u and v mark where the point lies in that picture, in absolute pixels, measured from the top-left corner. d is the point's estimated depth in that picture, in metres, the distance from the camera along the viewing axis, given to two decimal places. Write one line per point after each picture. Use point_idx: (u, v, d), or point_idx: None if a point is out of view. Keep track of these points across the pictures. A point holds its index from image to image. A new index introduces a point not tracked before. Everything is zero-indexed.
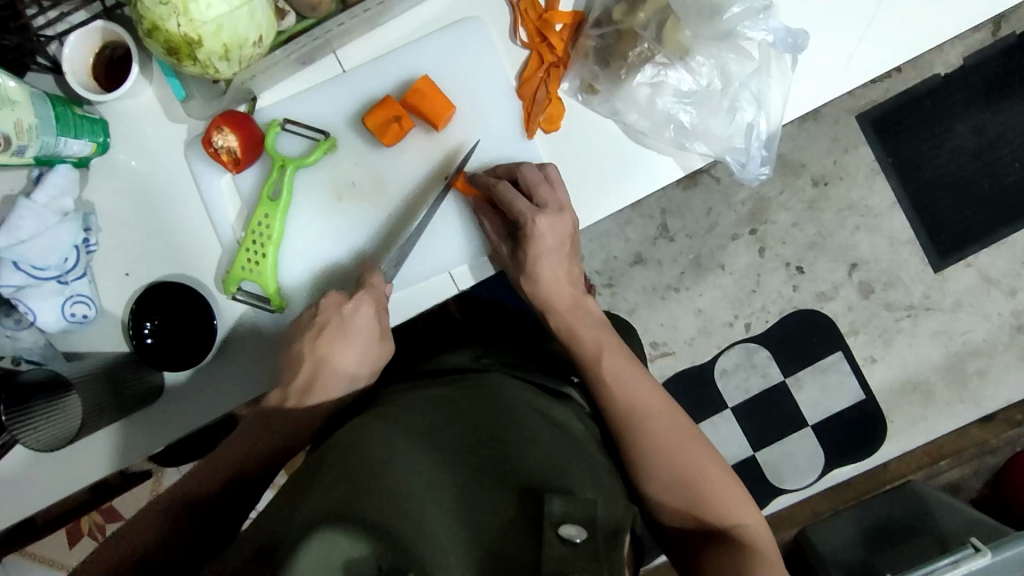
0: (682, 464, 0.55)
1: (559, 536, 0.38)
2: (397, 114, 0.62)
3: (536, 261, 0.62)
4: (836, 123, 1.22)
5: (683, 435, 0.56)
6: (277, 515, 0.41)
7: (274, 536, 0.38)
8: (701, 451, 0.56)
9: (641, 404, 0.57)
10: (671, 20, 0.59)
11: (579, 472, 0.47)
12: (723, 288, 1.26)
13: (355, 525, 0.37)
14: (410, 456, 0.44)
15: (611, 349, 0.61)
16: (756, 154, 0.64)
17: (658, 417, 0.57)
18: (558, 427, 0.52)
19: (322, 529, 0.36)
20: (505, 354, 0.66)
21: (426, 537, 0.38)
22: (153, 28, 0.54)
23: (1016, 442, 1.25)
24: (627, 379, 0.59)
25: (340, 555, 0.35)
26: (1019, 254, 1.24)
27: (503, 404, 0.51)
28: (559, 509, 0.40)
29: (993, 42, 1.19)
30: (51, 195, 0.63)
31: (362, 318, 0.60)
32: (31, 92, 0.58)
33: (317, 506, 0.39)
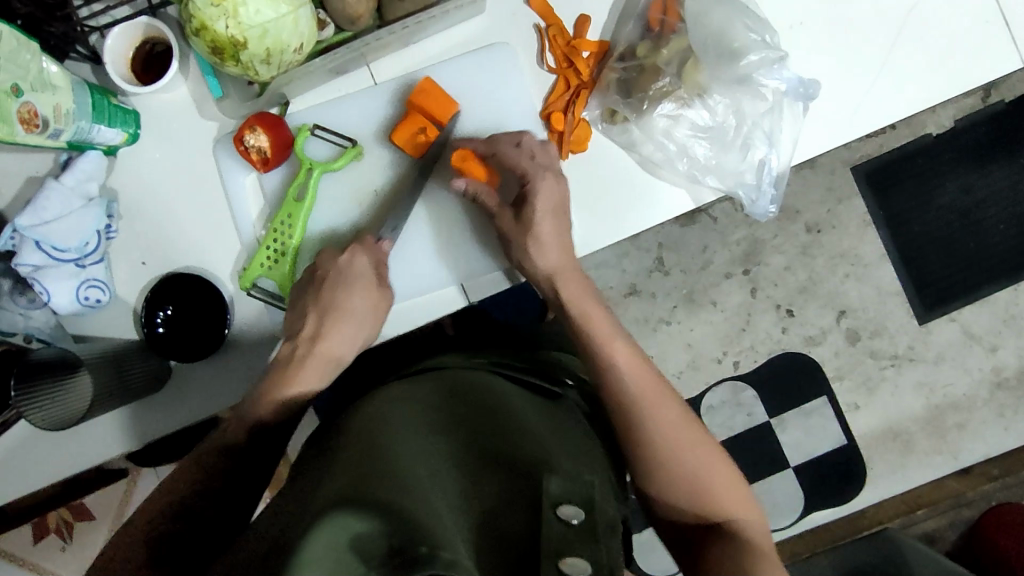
0: (682, 452, 0.54)
1: (556, 516, 0.38)
2: (423, 126, 0.65)
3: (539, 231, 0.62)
4: (832, 173, 1.27)
5: (689, 425, 0.56)
6: (284, 517, 0.42)
7: (282, 533, 0.39)
8: (701, 434, 0.56)
9: (652, 390, 0.56)
10: (691, 60, 0.63)
11: (571, 462, 0.48)
12: (713, 325, 1.28)
13: (359, 508, 0.38)
14: (410, 450, 0.45)
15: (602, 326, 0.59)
16: (766, 191, 0.68)
17: (667, 408, 0.56)
18: (556, 427, 0.53)
19: (333, 514, 0.37)
20: (501, 356, 0.67)
21: (430, 518, 0.38)
22: (202, 28, 0.56)
23: (990, 496, 1.28)
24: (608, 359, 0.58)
25: (344, 536, 0.35)
26: (1000, 312, 1.28)
27: (498, 406, 0.53)
28: (558, 488, 0.40)
29: (983, 107, 1.25)
30: (78, 179, 0.65)
31: (357, 267, 0.62)
32: (72, 79, 0.60)
33: (323, 500, 0.40)
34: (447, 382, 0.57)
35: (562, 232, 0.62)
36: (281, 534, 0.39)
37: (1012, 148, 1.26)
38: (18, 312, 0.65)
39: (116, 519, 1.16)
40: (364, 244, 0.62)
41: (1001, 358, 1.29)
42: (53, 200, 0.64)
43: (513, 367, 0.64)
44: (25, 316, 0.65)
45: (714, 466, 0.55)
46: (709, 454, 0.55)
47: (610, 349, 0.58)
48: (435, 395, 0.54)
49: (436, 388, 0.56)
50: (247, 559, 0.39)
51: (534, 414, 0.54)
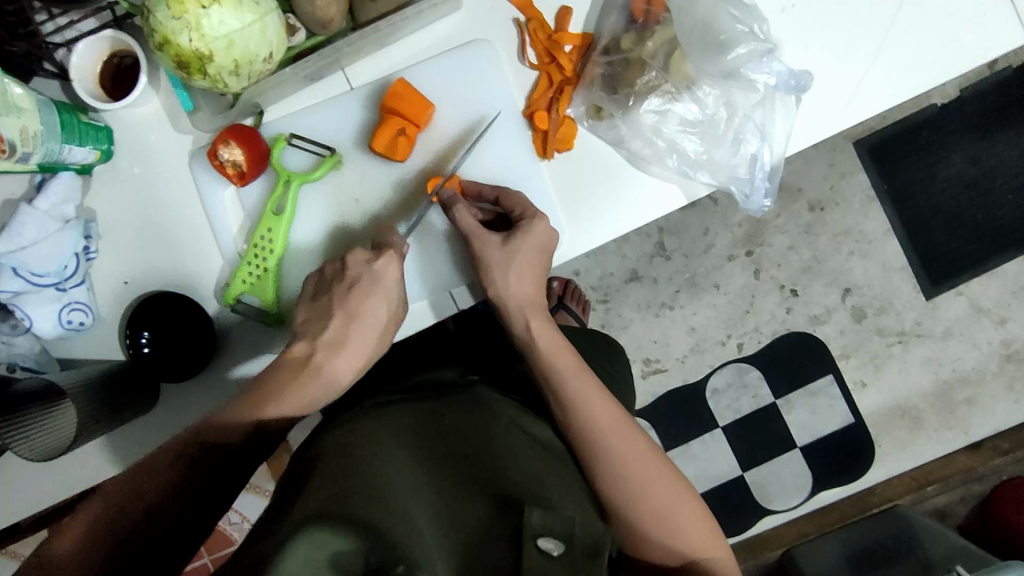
0: (641, 473, 0.55)
1: (537, 549, 0.39)
2: (402, 129, 0.62)
3: (517, 266, 0.60)
4: (834, 149, 1.24)
5: (648, 454, 0.57)
6: (265, 521, 0.42)
7: (262, 537, 0.40)
8: (658, 459, 0.57)
9: (609, 425, 0.56)
10: (677, 52, 0.60)
11: (554, 479, 0.49)
12: (716, 308, 1.27)
13: (340, 525, 0.39)
14: (396, 458, 0.46)
15: (563, 359, 0.59)
16: (760, 185, 0.65)
17: (625, 438, 0.56)
18: (539, 440, 0.54)
19: (312, 530, 0.38)
20: (492, 367, 0.66)
21: (413, 538, 0.40)
22: (165, 42, 0.54)
23: (1001, 470, 1.27)
24: (590, 402, 0.57)
25: (327, 552, 0.37)
26: (1009, 284, 1.26)
27: (484, 410, 0.53)
28: (539, 521, 0.41)
29: (990, 75, 1.21)
30: (53, 203, 0.64)
31: (390, 275, 0.59)
32: (38, 99, 0.58)
33: (305, 506, 0.41)
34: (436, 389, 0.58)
35: (532, 274, 0.61)
36: (262, 537, 0.40)
37: (1020, 116, 1.22)
38: (2, 339, 0.63)
39: None
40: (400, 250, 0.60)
41: (1011, 331, 1.27)
42: (29, 225, 0.62)
43: (507, 386, 0.63)
44: (8, 342, 0.63)
45: (669, 491, 0.56)
46: (667, 482, 0.56)
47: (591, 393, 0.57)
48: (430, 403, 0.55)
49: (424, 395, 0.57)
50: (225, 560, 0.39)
51: (521, 423, 0.55)
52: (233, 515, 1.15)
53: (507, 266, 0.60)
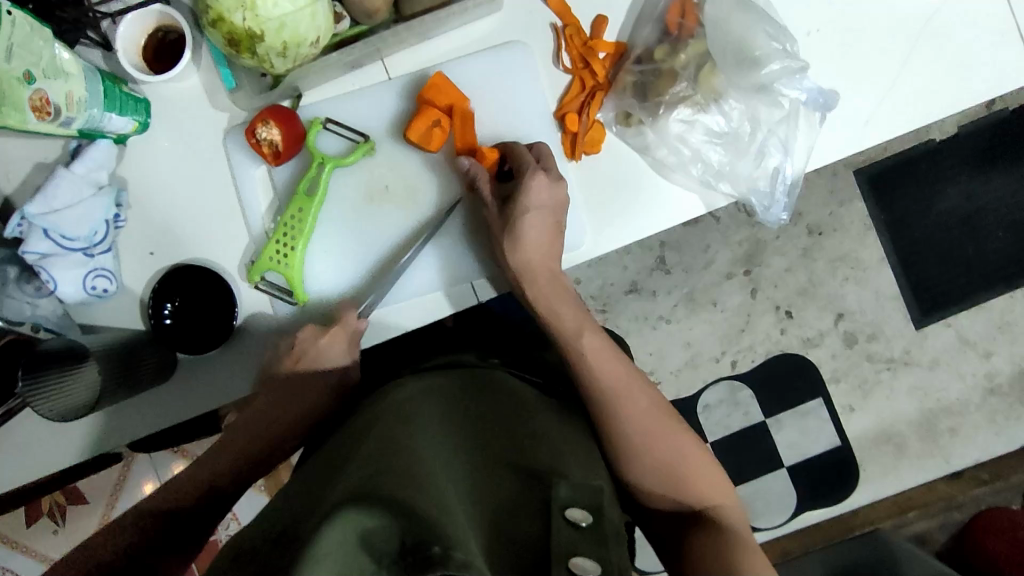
0: (647, 422, 0.58)
1: (566, 521, 0.40)
2: (438, 121, 0.64)
3: (527, 222, 0.62)
4: (835, 176, 1.27)
5: (653, 407, 0.59)
6: (300, 509, 0.42)
7: (296, 528, 0.39)
8: (665, 415, 0.59)
9: (621, 382, 0.59)
10: (708, 65, 0.63)
11: (577, 466, 0.50)
12: (713, 324, 1.29)
13: (375, 506, 0.37)
14: (419, 443, 0.46)
15: (576, 317, 0.63)
16: (779, 199, 0.68)
17: (636, 397, 0.59)
18: (560, 433, 0.55)
19: (347, 511, 0.36)
20: (506, 360, 0.68)
21: (448, 511, 0.39)
22: (218, 19, 0.55)
23: (980, 500, 1.30)
24: (604, 364, 0.60)
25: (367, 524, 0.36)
26: (996, 319, 1.29)
27: (502, 404, 0.55)
28: (566, 495, 0.43)
29: (987, 115, 1.26)
30: (88, 168, 0.64)
31: (335, 351, 0.63)
32: (84, 66, 0.59)
33: (341, 490, 0.41)
34: (460, 379, 0.59)
35: (546, 224, 0.63)
36: (298, 524, 0.40)
37: (1013, 157, 1.26)
38: (26, 300, 0.63)
39: (112, 502, 1.18)
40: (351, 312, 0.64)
41: (995, 364, 1.30)
42: (64, 188, 0.63)
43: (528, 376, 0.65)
44: (33, 304, 0.64)
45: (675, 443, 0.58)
46: (679, 438, 0.58)
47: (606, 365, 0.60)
48: (448, 392, 0.56)
49: (447, 384, 0.58)
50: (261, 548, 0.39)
51: (544, 416, 0.56)
52: None
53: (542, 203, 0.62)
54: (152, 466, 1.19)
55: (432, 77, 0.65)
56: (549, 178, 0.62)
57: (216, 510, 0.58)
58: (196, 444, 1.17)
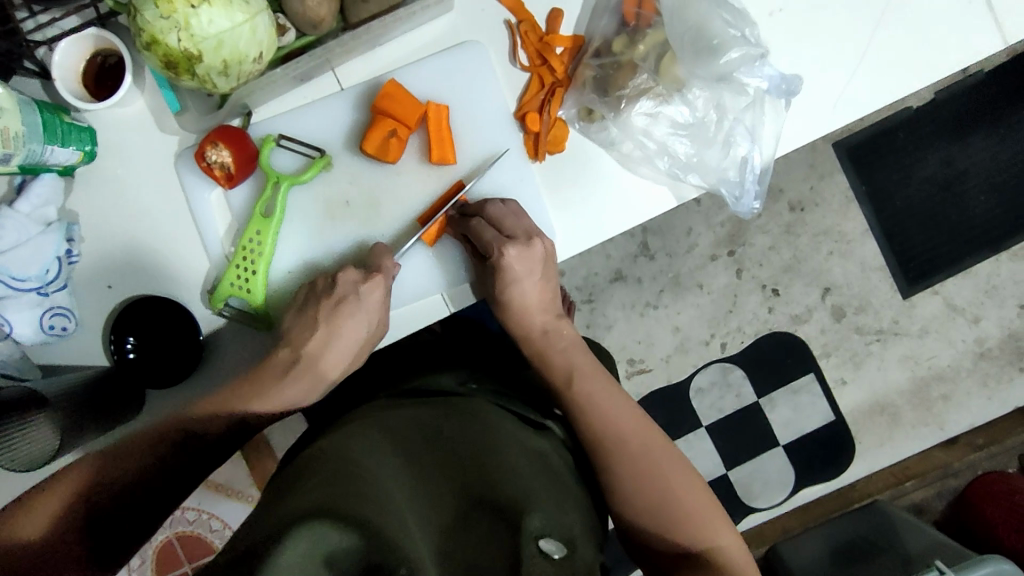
0: (645, 465, 0.57)
1: (538, 550, 0.41)
2: (393, 130, 0.62)
3: (513, 291, 0.63)
4: (814, 150, 1.26)
5: (655, 445, 0.58)
6: (258, 517, 0.43)
7: (253, 534, 0.40)
8: (669, 452, 0.58)
9: (614, 416, 0.59)
10: (669, 53, 0.61)
11: (549, 489, 0.49)
12: (700, 307, 1.28)
13: (335, 526, 0.39)
14: (388, 467, 0.47)
15: (581, 360, 0.63)
16: (749, 187, 0.66)
17: (629, 424, 0.59)
18: (535, 453, 0.54)
19: (305, 527, 0.38)
20: (494, 378, 0.67)
21: (409, 539, 0.40)
22: (153, 42, 0.53)
23: (976, 465, 1.30)
24: (603, 402, 0.60)
25: (322, 549, 0.37)
26: (982, 283, 1.29)
27: (478, 420, 0.55)
28: (539, 525, 0.43)
29: (963, 78, 1.24)
30: (34, 204, 0.61)
31: (373, 300, 0.61)
32: (19, 99, 0.56)
33: (299, 502, 0.41)
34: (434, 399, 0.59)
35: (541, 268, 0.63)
36: (254, 531, 0.40)
37: (992, 119, 1.25)
38: None
39: None
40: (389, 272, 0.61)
41: (985, 328, 1.30)
42: (9, 228, 0.60)
43: (507, 394, 0.64)
44: None
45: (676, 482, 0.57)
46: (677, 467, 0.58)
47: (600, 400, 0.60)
48: (423, 414, 0.56)
49: (419, 404, 0.58)
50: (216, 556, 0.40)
51: (517, 432, 0.56)
52: (214, 522, 1.13)
53: (531, 272, 0.62)
54: None
55: (385, 85, 0.63)
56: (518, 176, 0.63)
57: (152, 507, 0.51)
58: None
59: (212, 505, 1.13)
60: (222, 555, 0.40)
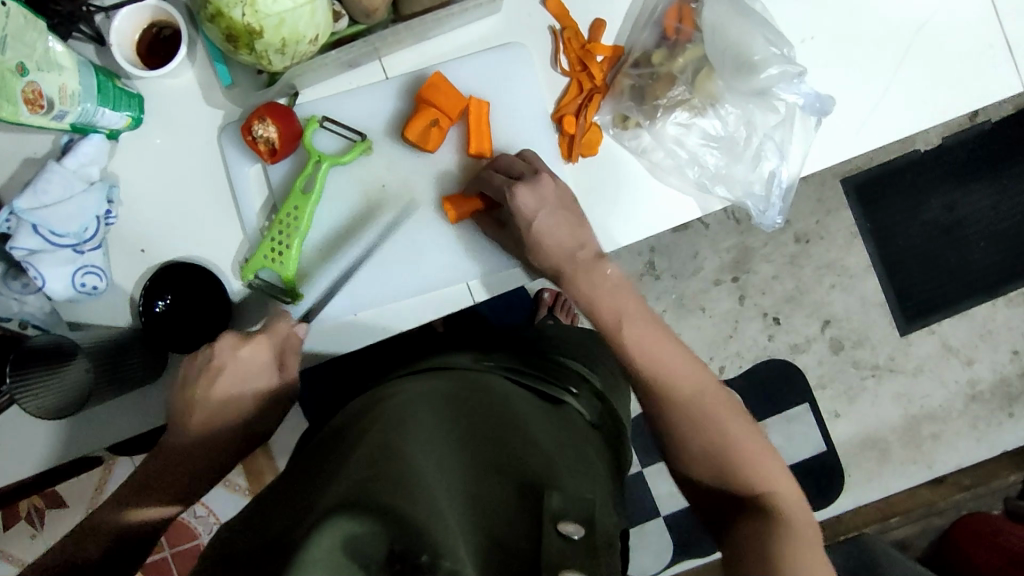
0: (698, 411, 0.57)
1: (559, 532, 0.41)
2: (436, 120, 0.64)
3: (542, 239, 0.62)
4: (822, 185, 1.29)
5: (709, 391, 0.58)
6: (290, 511, 0.44)
7: (287, 529, 0.41)
8: (722, 400, 0.58)
9: (667, 357, 0.59)
10: (705, 70, 0.64)
11: (570, 469, 0.51)
12: (700, 330, 1.30)
13: (366, 510, 0.40)
14: (417, 443, 0.47)
15: (630, 305, 0.61)
16: (774, 203, 0.68)
17: (679, 369, 0.59)
18: (555, 433, 0.56)
19: (337, 516, 0.39)
20: (506, 358, 0.68)
21: (440, 518, 0.40)
22: (218, 14, 0.55)
23: (962, 505, 1.32)
24: (649, 345, 0.59)
25: (353, 534, 0.38)
26: (978, 326, 1.32)
27: (500, 402, 0.56)
28: (558, 505, 0.44)
29: (970, 126, 1.28)
30: (80, 162, 0.63)
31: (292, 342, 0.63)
32: (78, 59, 0.58)
33: (331, 497, 0.42)
34: (458, 379, 0.59)
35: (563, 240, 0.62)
36: (287, 527, 0.41)
37: (996, 168, 1.29)
38: (13, 297, 0.63)
39: (91, 507, 1.16)
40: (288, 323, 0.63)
41: (978, 371, 1.32)
42: (56, 183, 0.62)
43: (521, 369, 0.66)
44: (20, 300, 0.63)
45: (731, 425, 0.57)
46: (726, 412, 0.58)
47: (643, 343, 0.60)
48: (448, 390, 0.56)
49: (445, 384, 0.58)
50: (250, 551, 0.41)
51: (538, 419, 0.57)
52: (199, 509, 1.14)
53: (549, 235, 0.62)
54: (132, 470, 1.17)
55: (430, 77, 0.65)
56: (527, 183, 0.61)
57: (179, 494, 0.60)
58: None
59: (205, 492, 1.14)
60: (256, 546, 0.41)
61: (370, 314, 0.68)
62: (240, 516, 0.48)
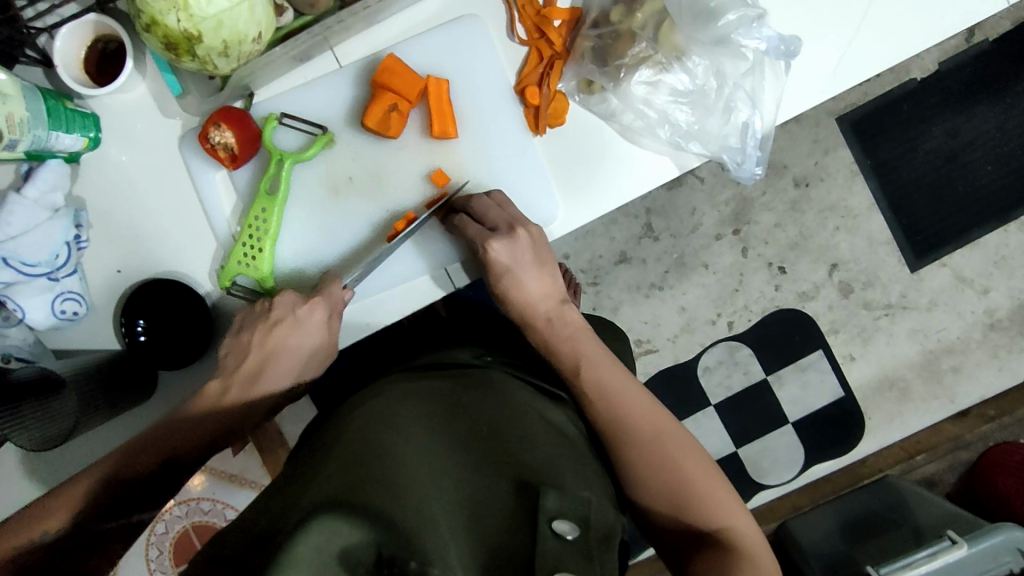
0: (660, 451, 0.56)
1: (553, 532, 0.40)
2: (394, 104, 0.62)
3: (509, 283, 0.63)
4: (817, 125, 1.25)
5: (666, 429, 0.57)
6: (276, 507, 0.44)
7: (277, 522, 0.41)
8: (682, 440, 0.57)
9: (628, 396, 0.58)
10: (667, 21, 0.61)
11: (569, 468, 0.49)
12: (706, 287, 1.28)
13: (352, 514, 0.40)
14: (409, 445, 0.47)
15: (594, 350, 0.61)
16: (752, 153, 0.66)
17: (640, 409, 0.58)
18: (552, 428, 0.55)
19: (322, 518, 0.39)
20: (506, 354, 0.67)
21: (427, 530, 0.40)
22: (152, 22, 0.53)
23: (988, 437, 1.29)
24: (615, 386, 0.59)
25: (341, 541, 0.38)
26: (991, 255, 1.28)
27: (498, 397, 0.55)
28: (556, 506, 0.42)
29: (968, 47, 1.23)
30: (41, 190, 0.62)
31: (313, 321, 0.61)
32: (22, 85, 0.57)
33: (317, 494, 0.42)
34: (453, 378, 0.58)
35: (535, 263, 0.63)
36: (273, 520, 0.41)
37: (998, 88, 1.23)
38: None
39: None
40: (327, 295, 0.61)
41: (994, 300, 1.29)
42: (18, 214, 0.61)
43: (521, 366, 0.64)
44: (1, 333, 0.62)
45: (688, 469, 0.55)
46: (688, 451, 0.56)
47: (604, 381, 0.59)
48: (443, 390, 0.56)
49: (442, 385, 0.57)
50: (241, 542, 0.41)
51: (535, 413, 0.55)
52: (229, 511, 1.14)
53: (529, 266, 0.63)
54: None
55: (383, 60, 0.63)
56: (503, 239, 0.61)
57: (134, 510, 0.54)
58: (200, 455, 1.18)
59: (230, 494, 1.15)
60: (246, 535, 0.42)
61: (353, 312, 0.67)
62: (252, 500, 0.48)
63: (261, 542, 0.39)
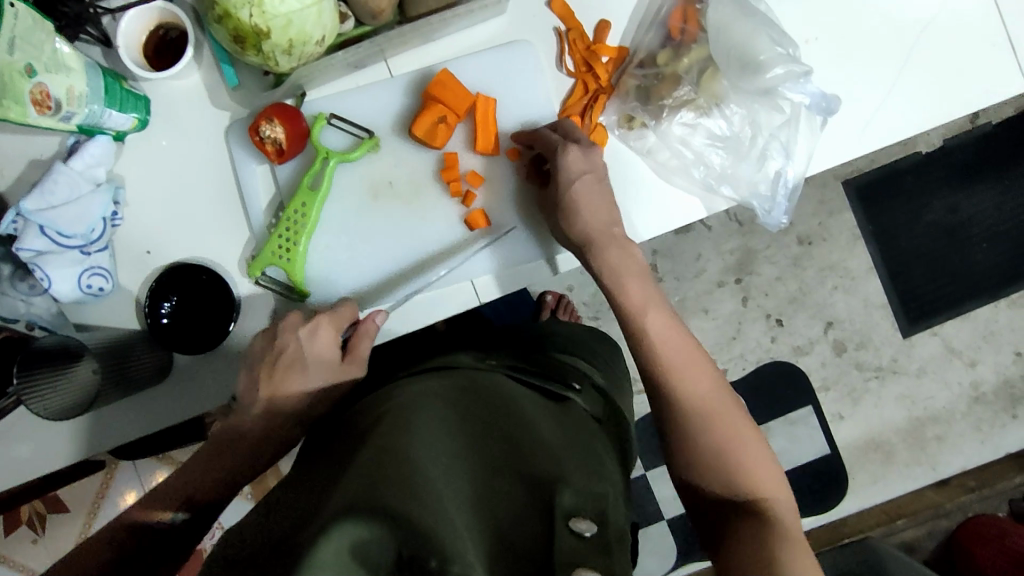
0: (706, 413, 0.56)
1: (569, 529, 0.41)
2: (443, 116, 0.64)
3: (578, 193, 0.61)
4: (824, 186, 1.29)
5: (715, 390, 0.58)
6: (293, 517, 0.42)
7: (295, 531, 0.39)
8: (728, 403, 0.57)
9: (675, 352, 0.59)
10: (710, 70, 0.64)
11: (577, 465, 0.50)
12: (704, 332, 1.30)
13: (373, 515, 0.38)
14: (423, 443, 0.46)
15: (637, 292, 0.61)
16: (780, 202, 0.69)
17: (687, 362, 0.58)
18: (559, 432, 0.55)
19: (342, 522, 0.36)
20: (511, 358, 0.69)
21: (449, 523, 0.39)
22: (225, 15, 0.55)
23: (966, 507, 1.31)
24: (667, 334, 0.60)
25: (359, 541, 0.35)
26: (981, 328, 1.31)
27: (505, 402, 0.55)
28: (570, 502, 0.43)
29: (971, 128, 1.28)
30: (86, 164, 0.63)
31: (319, 341, 0.61)
32: (85, 61, 0.58)
33: (339, 497, 0.40)
34: (457, 382, 0.58)
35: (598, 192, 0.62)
36: (291, 530, 0.40)
37: (997, 169, 1.29)
38: (19, 299, 0.63)
39: (94, 511, 1.18)
40: (328, 313, 0.62)
41: (981, 372, 1.32)
42: (62, 184, 0.62)
43: (526, 370, 0.65)
44: (26, 302, 0.64)
45: (732, 426, 0.56)
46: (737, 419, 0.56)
47: (644, 320, 0.60)
48: (450, 391, 0.56)
49: (448, 385, 0.57)
50: (264, 549, 0.40)
51: (543, 419, 0.56)
52: None
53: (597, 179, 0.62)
54: (135, 477, 1.19)
55: (437, 74, 0.65)
56: (581, 147, 0.62)
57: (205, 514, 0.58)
58: (182, 452, 1.17)
59: None
60: (265, 547, 0.40)
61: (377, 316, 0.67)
62: (252, 517, 0.46)
63: (283, 555, 0.37)
